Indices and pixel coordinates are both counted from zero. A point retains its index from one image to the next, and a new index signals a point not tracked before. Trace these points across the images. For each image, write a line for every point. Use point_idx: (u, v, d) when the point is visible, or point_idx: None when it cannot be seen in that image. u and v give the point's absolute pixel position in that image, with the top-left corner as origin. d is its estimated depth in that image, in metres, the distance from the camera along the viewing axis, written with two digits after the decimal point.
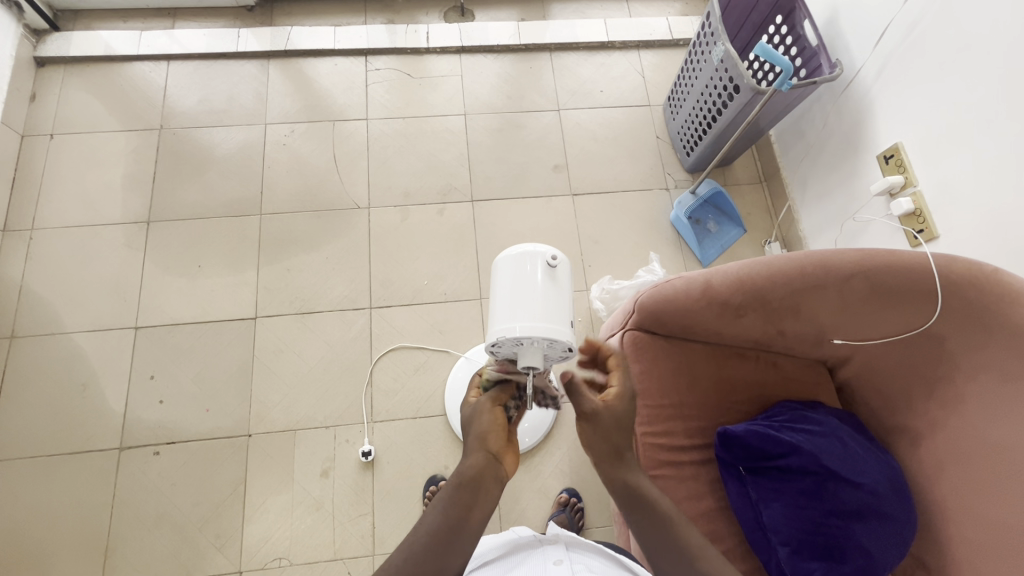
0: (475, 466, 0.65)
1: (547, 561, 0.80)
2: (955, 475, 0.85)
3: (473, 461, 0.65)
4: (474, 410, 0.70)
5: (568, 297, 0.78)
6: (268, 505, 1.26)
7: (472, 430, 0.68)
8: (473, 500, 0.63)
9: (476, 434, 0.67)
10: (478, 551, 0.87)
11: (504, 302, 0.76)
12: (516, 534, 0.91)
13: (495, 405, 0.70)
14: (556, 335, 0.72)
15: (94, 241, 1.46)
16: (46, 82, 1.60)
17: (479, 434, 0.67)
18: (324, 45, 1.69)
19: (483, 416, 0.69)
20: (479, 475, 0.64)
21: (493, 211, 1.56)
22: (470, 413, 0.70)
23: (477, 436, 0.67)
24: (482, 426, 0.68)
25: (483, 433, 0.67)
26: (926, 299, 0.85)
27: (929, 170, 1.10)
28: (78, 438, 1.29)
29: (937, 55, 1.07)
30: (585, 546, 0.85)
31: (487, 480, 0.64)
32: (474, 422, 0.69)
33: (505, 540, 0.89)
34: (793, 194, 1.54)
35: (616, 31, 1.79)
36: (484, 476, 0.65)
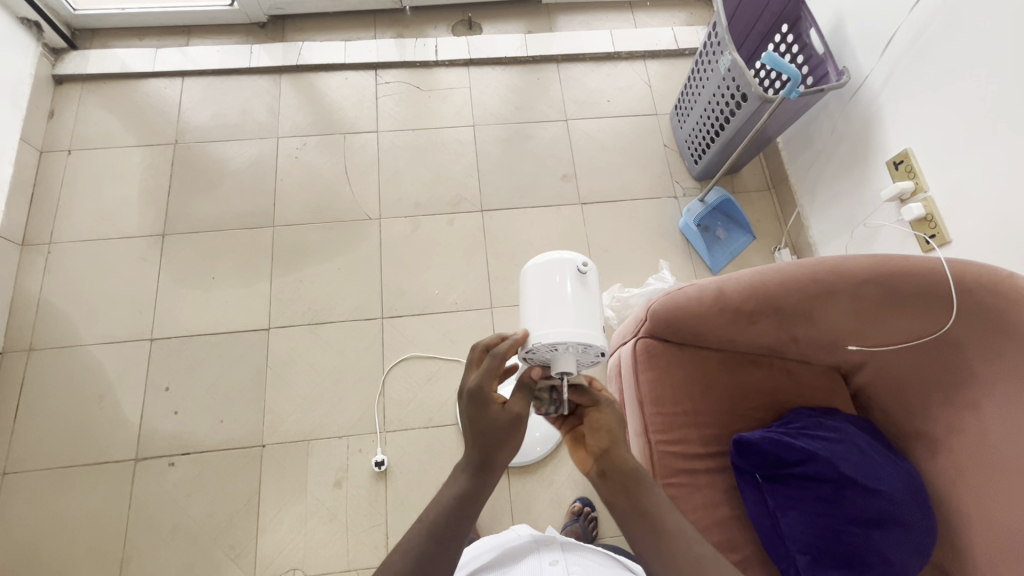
0: (470, 490, 0.68)
1: (542, 562, 0.81)
2: (974, 480, 0.84)
3: (468, 485, 0.68)
4: (504, 426, 0.68)
5: (598, 303, 0.78)
6: (281, 515, 1.27)
7: (490, 448, 0.68)
8: (465, 513, 0.67)
9: (493, 449, 0.68)
10: (476, 553, 0.90)
11: (535, 309, 0.76)
12: (515, 534, 0.93)
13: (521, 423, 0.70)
14: (588, 342, 0.73)
15: (111, 254, 1.48)
16: (65, 99, 1.64)
17: (496, 451, 0.68)
18: (335, 60, 1.72)
19: (507, 435, 0.69)
20: (477, 490, 0.68)
21: (503, 221, 1.57)
22: (499, 426, 0.68)
23: (492, 456, 0.68)
24: (502, 449, 0.69)
25: (498, 455, 0.69)
26: (941, 304, 0.85)
27: (939, 176, 1.10)
28: (94, 450, 1.31)
29: (945, 62, 1.07)
30: (581, 546, 0.86)
31: (481, 494, 0.69)
32: (498, 441, 0.68)
33: (500, 545, 0.89)
34: (802, 200, 1.54)
35: (622, 41, 1.81)
36: (476, 500, 0.68)
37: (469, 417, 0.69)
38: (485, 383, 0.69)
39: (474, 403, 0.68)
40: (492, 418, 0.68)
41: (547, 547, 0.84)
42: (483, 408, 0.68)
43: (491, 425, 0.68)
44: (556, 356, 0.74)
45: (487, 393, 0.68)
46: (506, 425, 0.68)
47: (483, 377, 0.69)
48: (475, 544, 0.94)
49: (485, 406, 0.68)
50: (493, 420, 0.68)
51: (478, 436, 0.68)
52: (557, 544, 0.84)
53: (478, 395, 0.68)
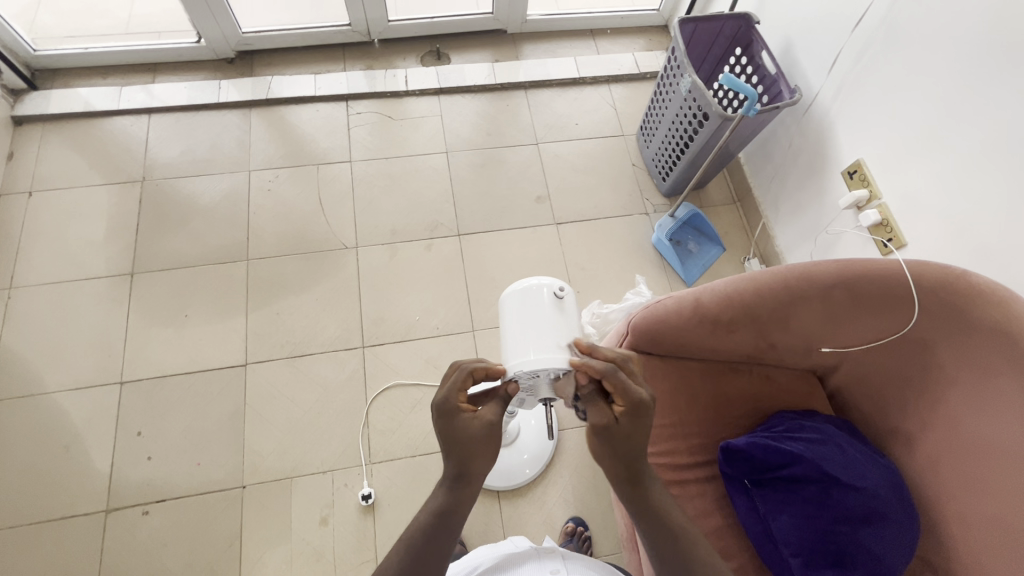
0: (448, 506, 0.68)
1: (543, 570, 0.80)
2: (950, 471, 0.87)
3: (446, 498, 0.68)
4: (475, 436, 0.68)
5: (573, 327, 0.78)
6: (266, 559, 1.22)
7: (464, 458, 0.68)
8: (447, 529, 0.67)
9: (465, 462, 0.68)
10: (475, 561, 0.87)
11: (520, 342, 0.75)
12: (513, 543, 0.92)
13: (488, 433, 0.69)
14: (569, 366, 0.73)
15: (75, 297, 1.43)
16: (25, 141, 1.60)
17: (467, 463, 0.68)
18: (305, 93, 1.74)
19: (475, 447, 0.68)
20: (454, 503, 0.68)
21: (481, 244, 1.59)
22: (469, 436, 0.68)
23: (467, 467, 0.68)
24: (478, 459, 0.69)
25: (475, 466, 0.69)
26: (904, 305, 0.89)
27: (891, 183, 1.17)
28: (61, 503, 1.24)
29: (887, 77, 1.15)
30: (582, 555, 0.85)
31: (460, 507, 0.69)
32: (471, 451, 0.68)
33: (499, 552, 0.88)
34: (766, 211, 1.61)
35: (586, 67, 1.88)
36: (457, 513, 0.68)
37: (442, 432, 0.69)
38: (449, 397, 0.69)
39: (445, 416, 0.68)
40: (464, 428, 0.68)
41: (548, 555, 0.83)
42: (453, 421, 0.68)
43: (463, 436, 0.68)
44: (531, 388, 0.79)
45: (456, 406, 0.69)
46: (476, 437, 0.68)
47: (447, 391, 0.69)
48: (470, 553, 0.92)
49: (455, 418, 0.68)
50: (465, 430, 0.68)
51: (454, 447, 0.68)
52: (558, 552, 0.83)
53: (445, 409, 0.69)
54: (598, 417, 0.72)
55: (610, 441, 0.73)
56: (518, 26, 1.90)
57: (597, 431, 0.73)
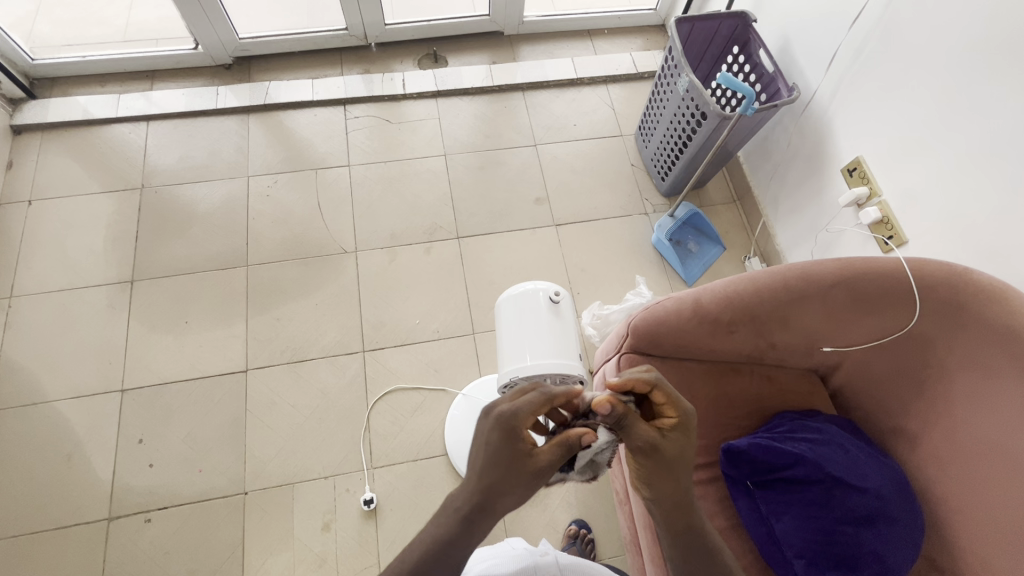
0: (457, 533, 0.67)
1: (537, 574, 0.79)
2: (955, 471, 0.87)
3: (458, 526, 0.67)
4: (514, 466, 0.68)
5: (562, 325, 1.08)
6: (268, 565, 1.22)
7: (496, 488, 0.68)
8: (450, 558, 0.66)
9: (489, 486, 0.68)
10: (471, 564, 0.87)
11: (516, 334, 1.08)
12: (510, 545, 0.91)
13: (536, 465, 0.69)
14: (559, 365, 1.01)
15: (75, 305, 1.43)
16: (24, 150, 1.60)
17: (491, 488, 0.68)
18: (303, 98, 1.74)
19: (512, 473, 0.68)
20: (465, 531, 0.67)
21: (480, 246, 1.59)
22: (516, 460, 0.68)
23: (491, 495, 0.68)
24: (507, 491, 0.68)
25: (500, 497, 0.68)
26: (905, 304, 0.89)
27: (891, 181, 1.16)
28: (62, 512, 1.24)
29: (885, 75, 1.15)
30: (578, 564, 0.83)
31: (469, 537, 0.67)
32: (505, 483, 0.68)
33: (495, 556, 0.86)
34: (766, 210, 1.60)
35: (584, 68, 1.88)
36: (462, 546, 0.67)
37: (491, 441, 0.69)
38: (517, 412, 0.70)
39: (500, 428, 0.69)
40: (516, 449, 0.69)
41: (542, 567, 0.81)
42: (509, 436, 0.69)
43: (502, 458, 0.68)
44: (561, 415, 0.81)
45: (515, 423, 0.70)
46: (524, 464, 0.69)
47: (517, 405, 0.70)
48: (465, 557, 0.91)
49: (512, 434, 0.69)
50: (515, 451, 0.69)
51: (489, 466, 0.68)
52: (551, 555, 0.83)
53: (510, 422, 0.70)
54: (649, 434, 0.72)
55: (658, 462, 0.72)
56: (514, 27, 1.90)
57: (647, 453, 0.72)
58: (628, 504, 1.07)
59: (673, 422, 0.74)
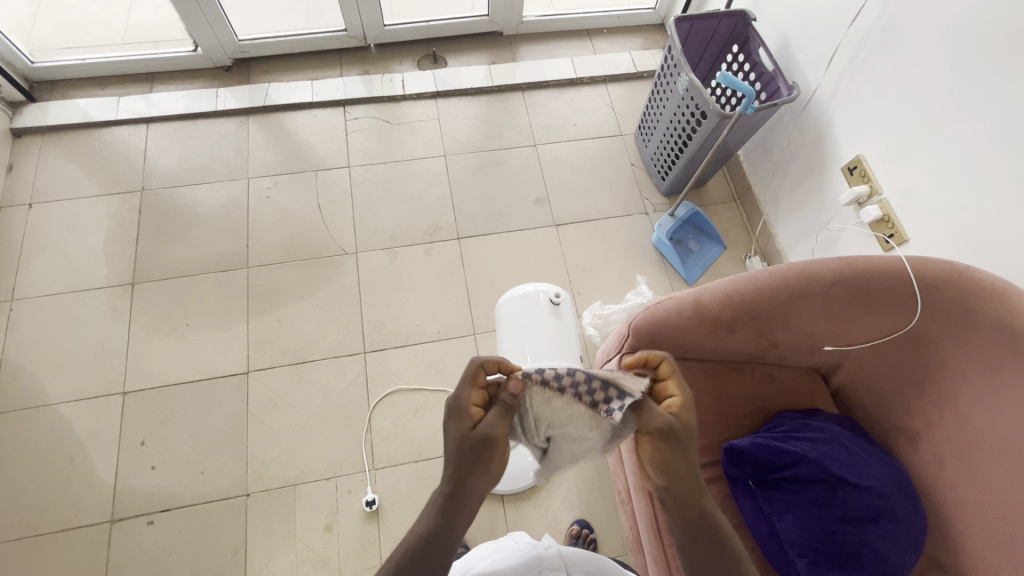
0: (438, 525, 0.68)
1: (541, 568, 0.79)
2: (958, 469, 0.86)
3: (439, 518, 0.69)
4: (470, 444, 0.70)
5: (562, 325, 1.13)
6: (271, 566, 1.22)
7: (462, 473, 0.70)
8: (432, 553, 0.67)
9: (456, 471, 0.70)
10: (473, 561, 0.86)
11: (519, 334, 1.13)
12: (512, 541, 0.91)
13: (487, 440, 0.71)
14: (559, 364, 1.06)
15: (76, 308, 1.44)
16: (24, 153, 1.60)
17: (457, 472, 0.70)
18: (302, 99, 1.74)
19: (471, 454, 0.70)
20: (444, 524, 0.68)
21: (480, 246, 1.59)
22: (470, 440, 0.71)
23: (458, 480, 0.70)
24: (471, 473, 0.70)
25: (467, 481, 0.70)
26: (906, 302, 0.89)
27: (892, 179, 1.16)
28: (65, 515, 1.24)
29: (884, 73, 1.15)
30: (583, 562, 0.82)
31: (449, 529, 0.68)
32: (466, 466, 0.70)
33: (498, 552, 0.86)
34: (767, 208, 1.60)
35: (583, 67, 1.88)
36: (446, 536, 0.68)
37: (448, 429, 0.73)
38: (462, 396, 0.74)
39: (453, 414, 0.73)
40: (467, 431, 0.72)
41: (547, 569, 0.79)
42: (461, 419, 0.73)
43: (460, 440, 0.71)
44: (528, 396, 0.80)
45: (463, 405, 0.73)
46: (477, 443, 0.70)
47: (460, 389, 0.75)
48: (466, 555, 0.91)
49: (462, 417, 0.73)
50: (469, 432, 0.72)
51: (452, 452, 0.71)
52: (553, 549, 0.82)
53: (458, 406, 0.74)
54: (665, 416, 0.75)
55: (678, 442, 0.74)
56: (514, 27, 1.90)
57: (665, 436, 0.74)
58: (630, 504, 1.07)
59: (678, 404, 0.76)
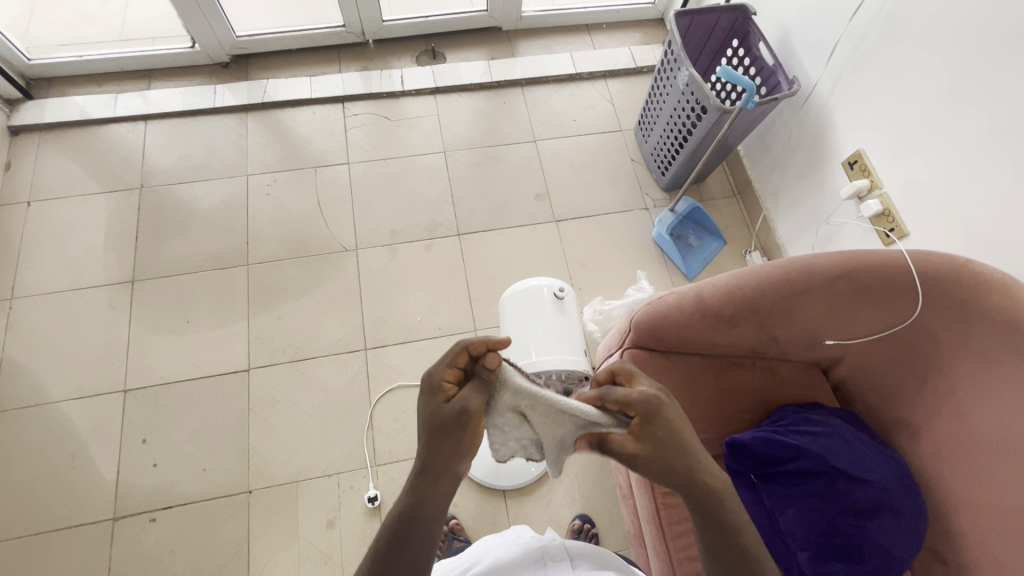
0: (415, 502, 0.65)
1: (546, 560, 0.80)
2: (958, 462, 0.87)
3: (414, 495, 0.66)
4: (441, 419, 0.66)
5: (566, 321, 1.13)
6: (274, 562, 1.22)
7: (433, 451, 0.66)
8: (410, 532, 0.64)
9: (426, 448, 0.66)
10: (477, 554, 0.86)
11: (524, 328, 1.12)
12: (515, 534, 0.91)
13: (454, 422, 0.66)
14: (565, 360, 1.06)
15: (77, 306, 1.43)
16: (22, 150, 1.59)
17: (427, 449, 0.66)
18: (301, 96, 1.73)
19: (440, 434, 0.66)
20: (418, 501, 0.65)
21: (481, 242, 1.59)
22: (441, 418, 0.66)
23: (429, 456, 0.66)
24: (444, 449, 0.66)
25: (441, 457, 0.66)
26: (907, 296, 0.89)
27: (892, 173, 1.16)
28: (67, 512, 1.24)
29: (885, 67, 1.15)
30: (587, 552, 0.82)
31: (424, 507, 0.65)
32: (437, 444, 0.66)
33: (502, 545, 0.85)
34: (767, 203, 1.60)
35: (583, 63, 1.87)
36: (422, 515, 0.65)
37: (422, 405, 0.69)
38: (435, 371, 0.69)
39: (424, 391, 0.69)
40: (437, 408, 0.67)
41: (552, 561, 0.80)
42: (433, 396, 0.68)
43: (431, 415, 0.67)
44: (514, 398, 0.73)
45: (435, 382, 0.69)
46: (447, 420, 0.66)
47: (433, 365, 0.69)
48: (469, 549, 0.90)
49: (434, 394, 0.68)
50: (438, 410, 0.67)
51: (424, 427, 0.67)
52: (558, 542, 0.83)
53: (431, 383, 0.69)
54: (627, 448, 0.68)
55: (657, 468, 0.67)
56: (513, 23, 1.89)
57: (639, 465, 0.68)
58: (632, 498, 1.07)
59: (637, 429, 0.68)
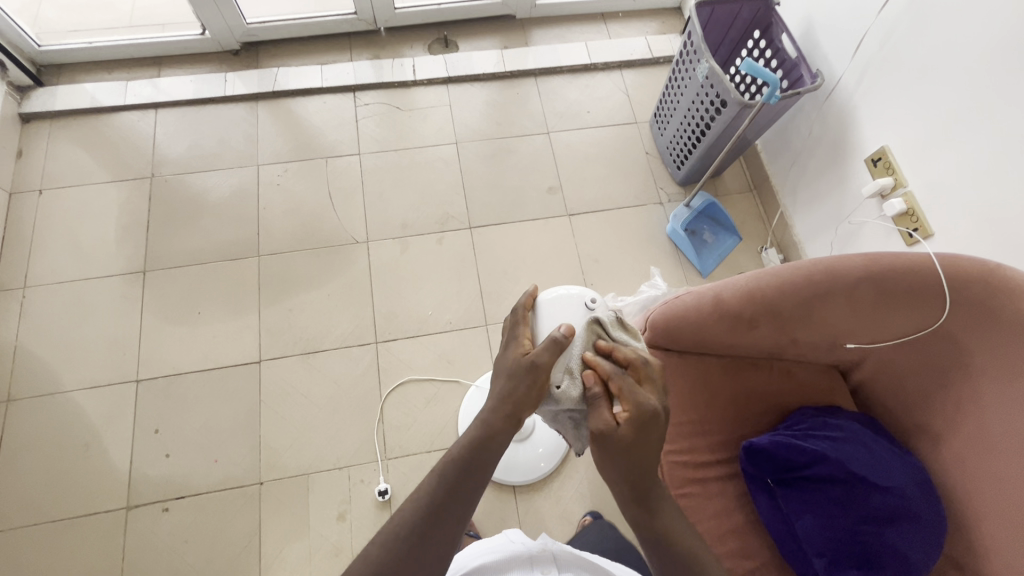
0: (489, 435, 0.69)
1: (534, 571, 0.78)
2: (981, 469, 0.85)
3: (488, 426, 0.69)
4: (514, 369, 0.73)
5: None
6: (285, 554, 1.23)
7: (511, 389, 0.72)
8: (477, 465, 0.67)
9: (496, 389, 0.73)
10: (467, 560, 0.85)
11: None
12: (507, 539, 0.90)
13: (529, 371, 0.73)
14: None
15: (89, 295, 1.43)
16: (33, 138, 1.59)
17: (498, 388, 0.73)
18: (312, 84, 1.71)
19: (515, 378, 0.72)
20: (490, 431, 0.69)
21: (493, 236, 1.57)
22: (522, 363, 0.73)
23: (507, 390, 0.72)
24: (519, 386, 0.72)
25: (517, 394, 0.71)
26: (934, 302, 0.87)
27: (918, 171, 1.13)
28: (81, 501, 1.25)
29: (914, 62, 1.11)
30: (577, 559, 0.81)
31: (494, 439, 0.69)
32: (513, 384, 0.72)
33: (493, 550, 0.84)
34: (784, 200, 1.57)
35: (598, 53, 1.83)
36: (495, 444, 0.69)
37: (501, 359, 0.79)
38: (515, 332, 0.81)
39: (506, 347, 0.79)
40: (515, 360, 0.75)
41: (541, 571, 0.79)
42: (511, 352, 0.78)
43: (508, 365, 0.75)
44: (550, 320, 0.85)
45: (515, 339, 0.80)
46: (526, 365, 0.73)
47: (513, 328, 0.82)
48: (461, 552, 0.89)
49: (511, 351, 0.78)
50: (514, 362, 0.75)
51: (497, 375, 0.75)
52: (549, 553, 0.81)
53: (509, 341, 0.80)
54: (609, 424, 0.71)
55: (614, 450, 0.71)
56: (527, 10, 1.85)
57: (602, 443, 0.72)
58: None
59: (628, 418, 0.71)
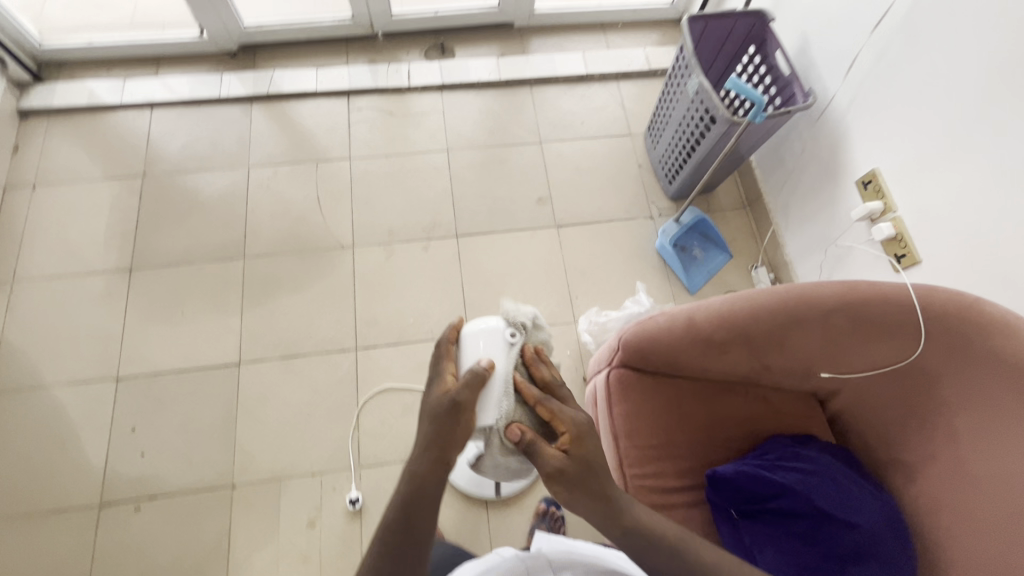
0: (423, 477, 0.69)
1: None
2: (953, 509, 0.82)
3: (422, 467, 0.70)
4: (438, 412, 0.75)
5: None
6: (253, 558, 1.23)
7: (439, 435, 0.73)
8: (417, 512, 0.66)
9: (423, 429, 0.75)
10: None
11: None
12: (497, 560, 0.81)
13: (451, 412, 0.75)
14: None
15: (76, 291, 1.45)
16: (30, 133, 1.61)
17: (424, 429, 0.74)
18: (306, 88, 1.71)
19: (438, 418, 0.74)
20: (424, 478, 0.69)
21: (479, 246, 1.56)
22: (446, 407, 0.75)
23: (433, 436, 0.73)
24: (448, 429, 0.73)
25: (445, 439, 0.72)
26: (910, 334, 0.84)
27: (907, 196, 1.10)
28: (55, 496, 1.26)
29: (905, 85, 1.09)
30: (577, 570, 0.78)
31: (429, 485, 0.69)
32: (441, 428, 0.73)
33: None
34: (776, 218, 1.54)
35: (595, 63, 1.82)
36: (431, 487, 0.69)
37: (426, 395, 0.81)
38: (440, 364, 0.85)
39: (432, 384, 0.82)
40: (437, 399, 0.77)
41: None
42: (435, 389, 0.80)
43: (431, 406, 0.77)
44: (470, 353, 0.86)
45: (440, 376, 0.82)
46: (448, 406, 0.75)
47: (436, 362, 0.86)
48: None
49: (435, 388, 0.81)
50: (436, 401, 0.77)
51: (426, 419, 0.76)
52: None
53: (434, 377, 0.83)
54: (556, 459, 0.75)
55: (576, 475, 0.74)
56: (525, 19, 1.84)
57: (559, 480, 0.74)
58: None
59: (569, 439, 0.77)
